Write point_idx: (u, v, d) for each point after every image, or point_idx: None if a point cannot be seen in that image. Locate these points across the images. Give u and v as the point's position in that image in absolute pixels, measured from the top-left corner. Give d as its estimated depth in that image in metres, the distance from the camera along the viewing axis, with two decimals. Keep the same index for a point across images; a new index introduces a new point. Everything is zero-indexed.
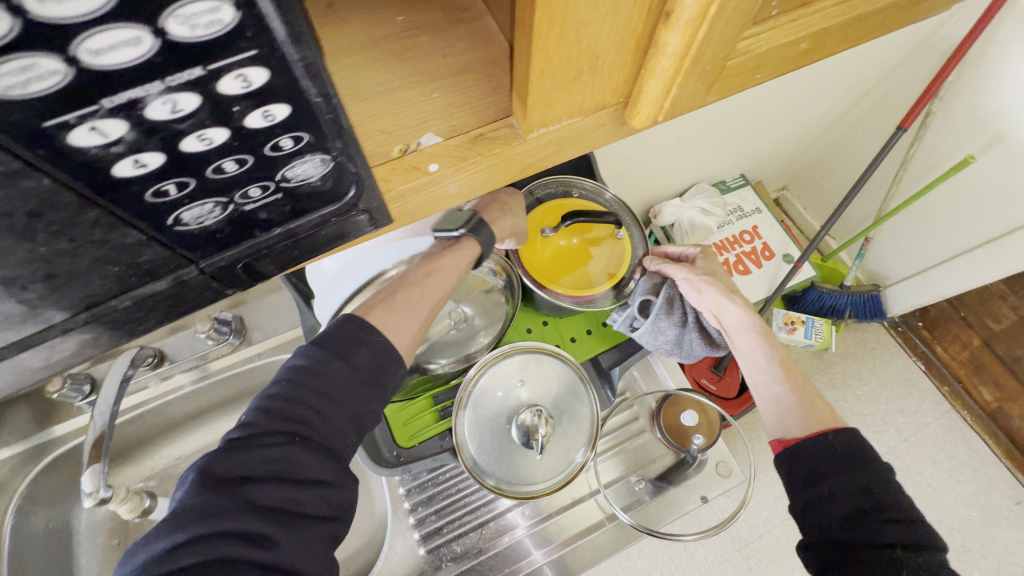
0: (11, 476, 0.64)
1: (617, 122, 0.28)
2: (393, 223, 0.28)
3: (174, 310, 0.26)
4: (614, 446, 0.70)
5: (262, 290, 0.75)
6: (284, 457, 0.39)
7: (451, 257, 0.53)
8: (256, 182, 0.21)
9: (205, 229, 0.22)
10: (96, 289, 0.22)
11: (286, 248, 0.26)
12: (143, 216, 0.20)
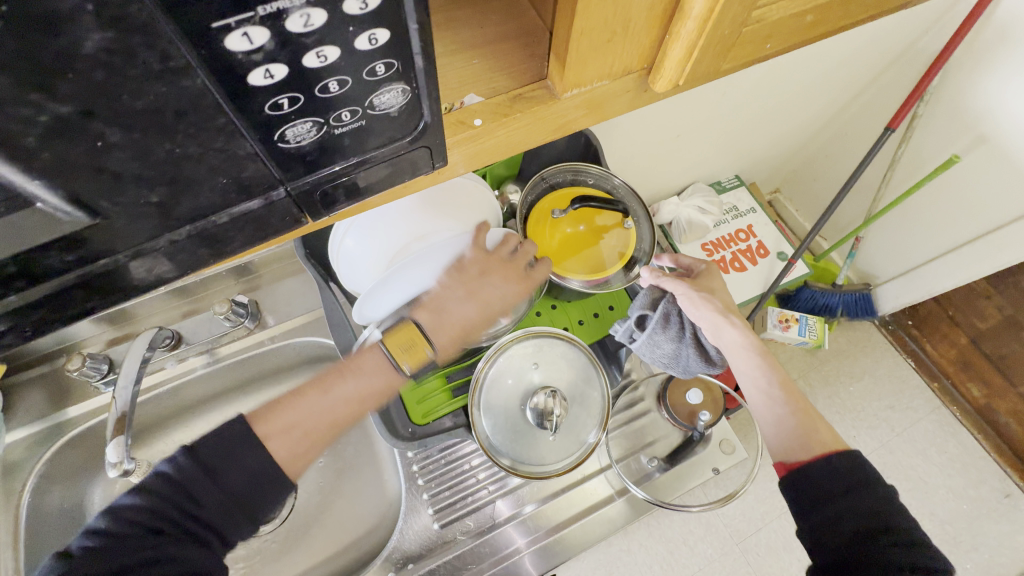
0: (26, 458, 0.65)
1: (640, 89, 0.31)
2: (449, 168, 0.31)
3: (255, 238, 0.28)
4: (622, 424, 0.73)
5: (276, 276, 0.77)
6: (160, 551, 0.37)
7: (375, 380, 0.47)
8: (349, 106, 0.24)
9: (300, 149, 0.24)
10: (204, 200, 0.25)
11: (361, 180, 0.28)
12: (258, 127, 0.23)
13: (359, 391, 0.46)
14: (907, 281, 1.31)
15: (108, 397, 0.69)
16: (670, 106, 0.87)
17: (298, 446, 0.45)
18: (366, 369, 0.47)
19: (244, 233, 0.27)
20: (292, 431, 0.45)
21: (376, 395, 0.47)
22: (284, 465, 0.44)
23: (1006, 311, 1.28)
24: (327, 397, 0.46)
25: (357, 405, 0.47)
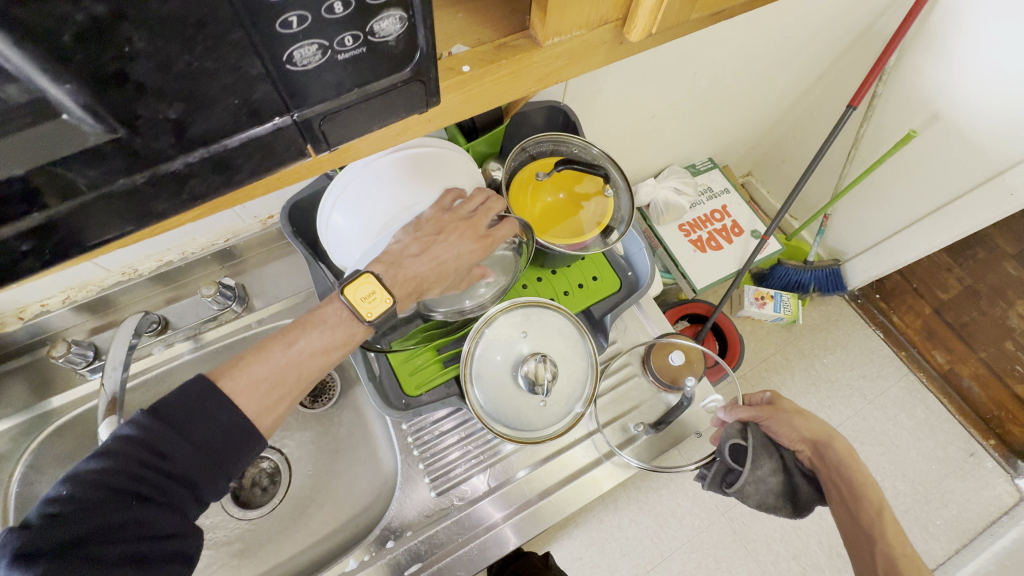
0: (14, 446, 0.65)
1: (616, 40, 0.33)
2: (440, 108, 0.32)
3: (263, 164, 0.29)
4: (611, 391, 0.75)
5: (261, 259, 0.77)
6: (131, 514, 0.38)
7: (337, 331, 0.50)
8: (351, 30, 0.24)
9: (306, 73, 0.25)
10: (215, 122, 0.25)
11: (360, 112, 0.29)
12: (268, 46, 0.23)
13: (321, 343, 0.49)
14: (873, 254, 1.37)
15: (94, 385, 0.69)
16: (646, 87, 0.90)
17: (265, 400, 0.46)
18: (325, 322, 0.50)
19: (249, 162, 0.28)
20: (259, 386, 0.46)
21: (339, 345, 0.50)
22: (252, 417, 0.45)
23: (966, 281, 1.42)
24: (286, 355, 0.48)
25: (320, 356, 0.49)
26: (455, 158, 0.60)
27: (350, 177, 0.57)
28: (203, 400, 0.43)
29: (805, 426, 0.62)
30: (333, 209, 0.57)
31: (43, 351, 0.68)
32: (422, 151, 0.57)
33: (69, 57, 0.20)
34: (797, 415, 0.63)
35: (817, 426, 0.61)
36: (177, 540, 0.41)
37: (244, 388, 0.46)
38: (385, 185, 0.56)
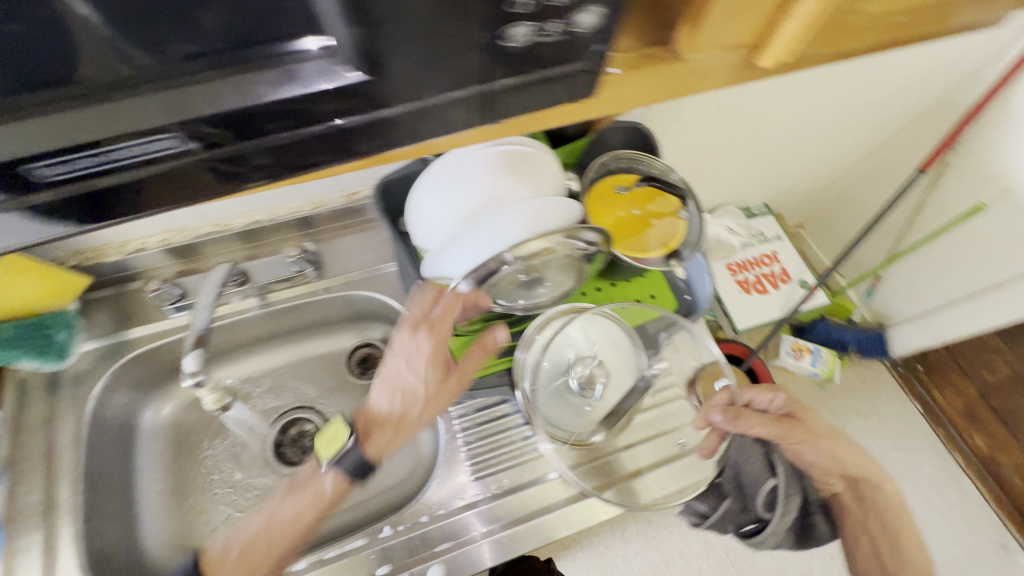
0: (93, 368, 0.69)
1: (745, 64, 0.36)
2: (588, 102, 0.35)
3: (449, 125, 0.33)
4: (654, 407, 0.73)
5: (337, 233, 0.81)
6: None
7: (309, 497, 0.61)
8: (557, 18, 0.28)
9: (512, 50, 0.29)
10: (431, 81, 0.30)
11: (533, 93, 0.33)
12: (492, 24, 0.27)
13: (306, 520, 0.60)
14: (922, 325, 1.34)
15: (169, 323, 0.73)
16: (720, 126, 0.93)
17: (249, 564, 0.57)
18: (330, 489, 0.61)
19: (426, 118, 0.32)
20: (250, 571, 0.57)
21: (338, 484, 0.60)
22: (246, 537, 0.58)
23: (1015, 366, 1.32)
24: (274, 515, 0.60)
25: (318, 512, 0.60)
26: (549, 161, 0.63)
27: (452, 164, 0.61)
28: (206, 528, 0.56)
29: (843, 462, 0.59)
30: (428, 192, 0.62)
31: (131, 286, 0.74)
32: (521, 151, 0.61)
33: (348, 5, 0.25)
34: (840, 441, 0.61)
35: (852, 462, 0.59)
36: None
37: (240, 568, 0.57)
38: (483, 176, 0.60)
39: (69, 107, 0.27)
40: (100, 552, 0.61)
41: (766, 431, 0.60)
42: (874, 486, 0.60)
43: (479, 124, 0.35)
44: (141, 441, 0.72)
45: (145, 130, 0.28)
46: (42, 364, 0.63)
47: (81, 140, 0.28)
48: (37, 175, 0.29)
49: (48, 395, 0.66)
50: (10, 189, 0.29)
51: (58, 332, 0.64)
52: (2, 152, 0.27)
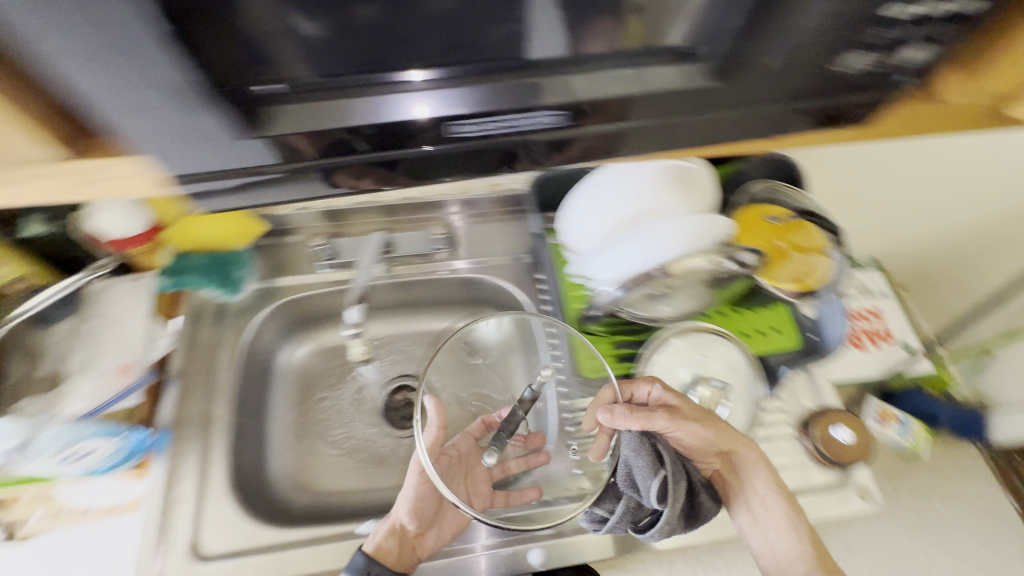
0: (252, 305, 0.77)
1: (998, 112, 0.40)
2: (854, 129, 0.41)
3: (744, 131, 0.40)
4: (765, 439, 0.73)
5: (473, 221, 0.86)
6: None
7: None
8: (889, 57, 0.34)
9: (838, 75, 0.36)
10: (755, 92, 0.37)
11: (826, 114, 0.39)
12: (836, 56, 0.34)
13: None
14: None
15: (317, 277, 0.80)
16: None
17: None
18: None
19: (721, 124, 0.39)
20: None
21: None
22: None
23: None
24: None
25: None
26: (705, 178, 0.64)
27: (615, 172, 0.63)
28: None
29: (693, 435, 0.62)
30: (586, 196, 0.64)
31: (288, 239, 0.82)
32: (684, 167, 0.63)
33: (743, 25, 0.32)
34: (739, 441, 0.64)
35: (721, 437, 0.63)
36: None
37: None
38: (644, 188, 0.62)
39: (493, 80, 0.34)
40: (239, 472, 0.68)
41: (687, 433, 0.62)
42: (759, 481, 0.63)
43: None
44: (276, 380, 0.79)
45: (540, 105, 0.35)
46: (223, 295, 0.72)
47: (490, 108, 0.35)
48: (445, 130, 0.36)
49: (215, 325, 0.75)
50: (422, 140, 0.36)
51: (237, 269, 0.73)
52: (439, 108, 0.35)
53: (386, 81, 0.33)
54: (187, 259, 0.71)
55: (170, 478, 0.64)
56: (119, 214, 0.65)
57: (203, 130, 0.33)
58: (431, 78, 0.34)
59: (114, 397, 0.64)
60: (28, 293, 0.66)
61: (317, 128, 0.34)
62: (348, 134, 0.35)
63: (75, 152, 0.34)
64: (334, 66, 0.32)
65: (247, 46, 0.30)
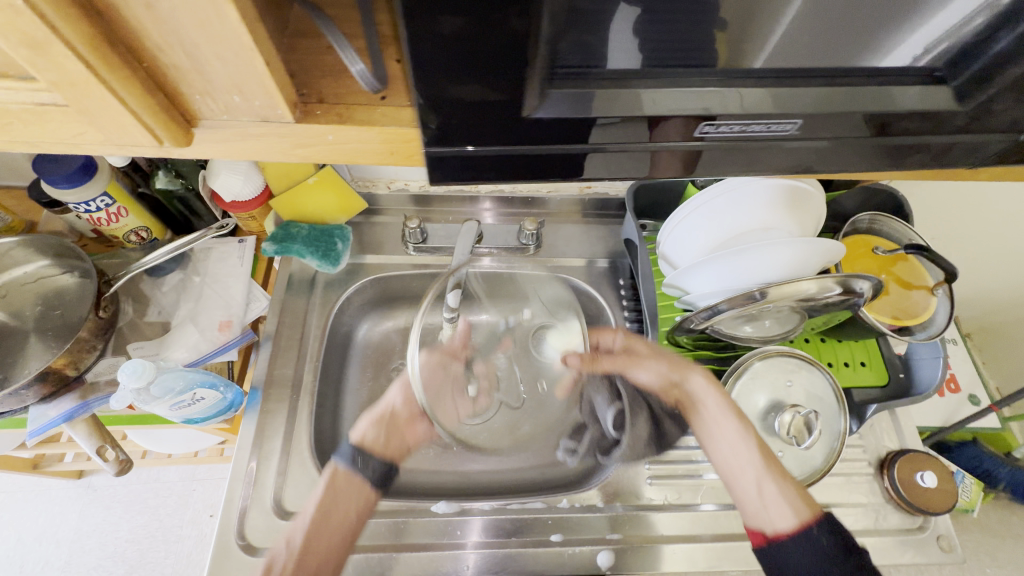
0: (343, 279, 0.80)
1: None
2: None
3: (946, 159, 0.38)
4: (842, 474, 0.71)
5: (557, 221, 0.87)
6: None
7: (348, 499, 0.58)
8: None
9: None
10: (981, 120, 0.35)
11: None
12: None
13: (330, 524, 0.56)
14: None
15: (403, 259, 0.82)
16: None
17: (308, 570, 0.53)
18: (346, 488, 0.58)
19: (932, 151, 0.38)
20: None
21: (357, 492, 0.58)
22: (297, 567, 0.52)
23: None
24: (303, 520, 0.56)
25: (337, 518, 0.56)
26: (816, 202, 0.63)
27: (727, 189, 0.62)
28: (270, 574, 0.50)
29: (651, 366, 0.67)
30: (693, 211, 0.64)
31: (378, 219, 0.84)
32: (797, 189, 0.61)
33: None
34: (688, 367, 0.66)
35: (674, 363, 0.67)
36: None
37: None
38: (754, 208, 0.61)
39: (758, 84, 0.33)
40: (319, 437, 0.70)
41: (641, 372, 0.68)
42: (716, 406, 0.64)
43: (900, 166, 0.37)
44: (352, 352, 0.82)
45: (791, 113, 0.34)
46: (321, 265, 0.74)
47: (746, 111, 0.33)
48: (692, 129, 0.34)
49: (306, 293, 0.78)
50: (660, 137, 0.35)
51: (338, 242, 0.75)
52: (696, 105, 0.33)
53: (660, 73, 0.32)
54: (291, 228, 0.74)
55: (260, 434, 0.66)
56: (238, 176, 0.68)
57: (465, 107, 0.30)
58: (670, 77, 0.32)
59: (218, 350, 0.68)
60: (141, 245, 0.72)
61: (576, 115, 0.32)
62: (597, 125, 0.33)
63: (301, 116, 0.30)
64: (616, 55, 0.30)
65: (565, 21, 0.28)
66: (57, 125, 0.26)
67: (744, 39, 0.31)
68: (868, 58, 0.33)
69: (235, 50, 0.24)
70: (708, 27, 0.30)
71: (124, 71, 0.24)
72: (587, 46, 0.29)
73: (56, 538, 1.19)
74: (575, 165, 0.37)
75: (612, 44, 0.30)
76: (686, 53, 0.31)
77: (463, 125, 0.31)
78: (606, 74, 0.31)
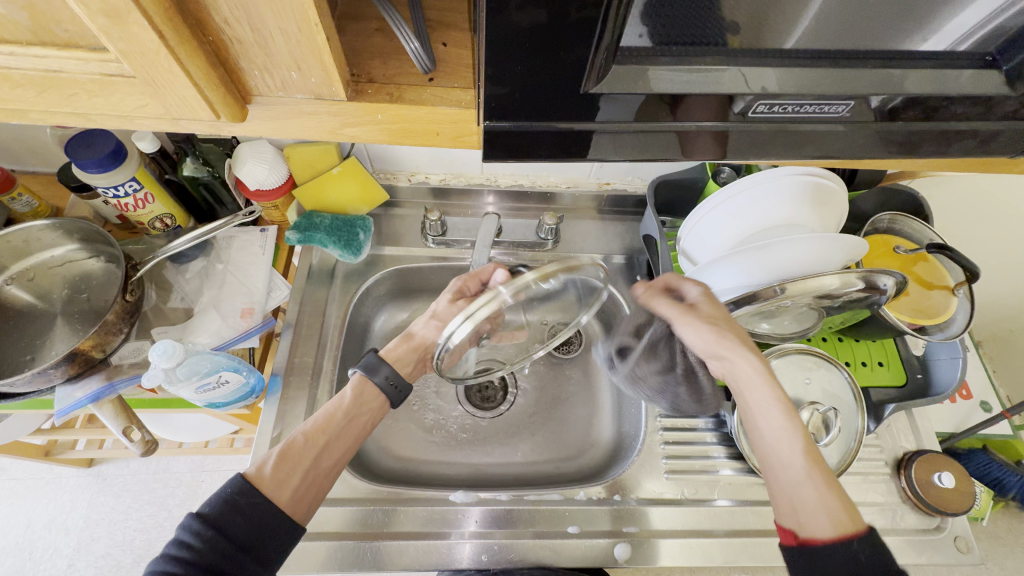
0: (363, 270, 0.80)
1: None
2: None
3: (993, 150, 0.38)
4: (858, 473, 0.71)
5: (575, 217, 0.88)
6: (246, 505, 0.47)
7: (361, 410, 0.58)
8: None
9: None
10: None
11: None
12: None
13: (348, 431, 0.56)
14: None
15: (422, 252, 0.82)
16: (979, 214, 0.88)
17: (306, 484, 0.52)
18: (367, 399, 0.58)
19: (976, 144, 0.37)
20: (294, 479, 0.51)
21: (375, 399, 0.59)
22: (298, 481, 0.51)
23: None
24: (307, 426, 0.55)
25: (357, 423, 0.57)
26: (838, 198, 0.63)
27: (748, 187, 0.62)
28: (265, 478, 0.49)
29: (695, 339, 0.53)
30: (714, 207, 0.64)
31: (398, 212, 0.85)
32: (819, 185, 0.61)
33: None
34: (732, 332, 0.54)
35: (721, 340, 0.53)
36: (277, 551, 0.47)
37: (281, 480, 0.50)
38: (776, 204, 0.61)
39: (817, 64, 0.32)
40: None
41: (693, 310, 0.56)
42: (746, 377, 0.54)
43: (937, 153, 0.38)
44: (369, 343, 0.82)
45: (850, 94, 0.33)
46: (342, 254, 0.75)
47: (804, 91, 0.32)
48: (748, 108, 0.33)
49: (326, 283, 0.78)
50: (714, 117, 0.33)
51: (358, 233, 0.76)
52: (749, 87, 0.32)
53: (719, 50, 0.30)
54: (314, 217, 0.75)
55: (280, 420, 0.67)
56: (264, 165, 0.68)
57: (516, 84, 0.30)
58: (723, 58, 0.31)
59: (240, 337, 0.68)
60: (166, 232, 0.73)
61: (631, 93, 0.31)
62: (652, 103, 0.32)
63: (353, 95, 0.31)
64: (668, 35, 0.30)
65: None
66: (122, 97, 0.27)
67: (799, 27, 0.30)
68: (930, 41, 0.32)
69: (297, 25, 0.25)
70: (768, 7, 0.29)
71: (190, 42, 0.25)
72: (643, 21, 0.28)
73: (65, 525, 1.19)
74: (623, 147, 0.36)
75: (670, 19, 0.29)
76: (743, 27, 0.30)
77: (517, 100, 0.31)
78: (664, 49, 0.30)
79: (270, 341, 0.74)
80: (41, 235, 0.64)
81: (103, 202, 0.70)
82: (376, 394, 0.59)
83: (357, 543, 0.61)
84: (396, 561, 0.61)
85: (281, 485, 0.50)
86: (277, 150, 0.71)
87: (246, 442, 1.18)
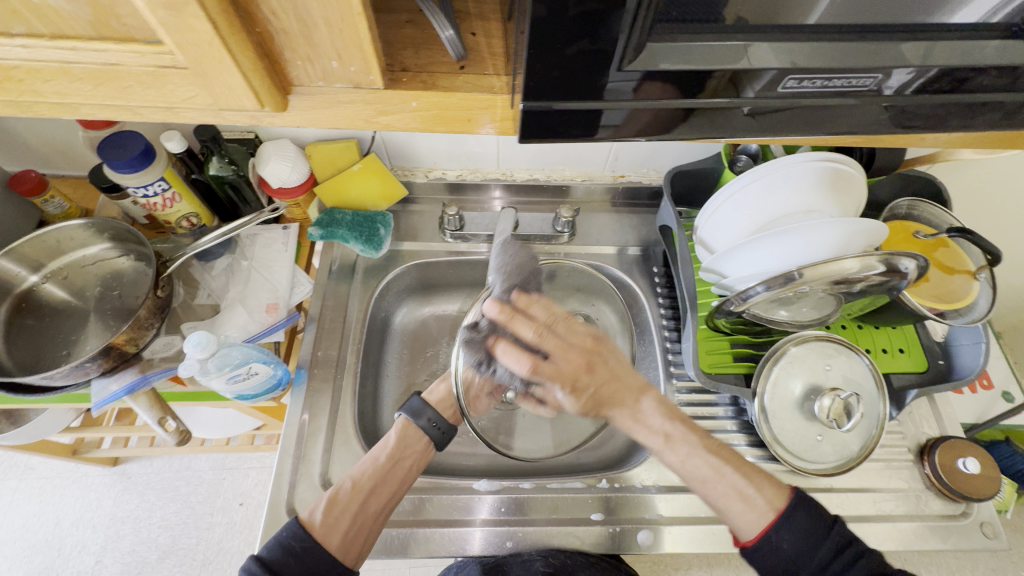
0: (383, 265, 0.82)
1: None
2: None
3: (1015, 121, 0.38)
4: (881, 459, 0.71)
5: (591, 210, 0.88)
6: (301, 552, 0.52)
7: (405, 453, 0.64)
8: None
9: None
10: None
11: None
12: None
13: (392, 474, 0.61)
14: None
15: (439, 246, 0.83)
16: (999, 202, 0.87)
17: (354, 531, 0.56)
18: (411, 441, 0.65)
19: (994, 118, 0.37)
20: (342, 525, 0.55)
21: (418, 441, 0.65)
22: (346, 528, 0.55)
23: None
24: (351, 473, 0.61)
25: (401, 465, 0.63)
26: (856, 182, 0.63)
27: (762, 174, 0.63)
28: (316, 526, 0.54)
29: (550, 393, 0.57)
30: (726, 199, 0.65)
31: (416, 210, 0.86)
32: (838, 169, 0.61)
33: None
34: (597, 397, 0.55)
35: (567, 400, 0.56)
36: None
37: (331, 526, 0.55)
38: (792, 189, 0.62)
39: (841, 37, 0.32)
40: (360, 417, 0.72)
41: (563, 358, 0.54)
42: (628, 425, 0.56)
43: (963, 126, 0.38)
44: (390, 337, 0.84)
45: (875, 67, 0.33)
46: (364, 250, 0.76)
47: (829, 64, 0.33)
48: (776, 82, 0.34)
49: (347, 279, 0.80)
50: (734, 98, 0.34)
51: (379, 228, 0.77)
52: (769, 64, 0.32)
53: (742, 28, 0.31)
54: (335, 214, 0.76)
55: (305, 412, 0.69)
56: (286, 163, 0.70)
57: (545, 71, 0.31)
58: (744, 38, 0.32)
59: (266, 330, 0.70)
60: (192, 231, 0.75)
61: (663, 71, 0.32)
62: (675, 84, 0.33)
63: (389, 83, 0.33)
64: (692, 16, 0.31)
65: None
66: (174, 87, 0.30)
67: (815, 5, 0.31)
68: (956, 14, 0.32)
69: (340, 13, 0.27)
70: None
71: (240, 33, 0.26)
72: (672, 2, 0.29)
73: (92, 523, 1.22)
74: (646, 126, 0.37)
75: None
76: (761, 9, 0.31)
77: (549, 82, 0.32)
78: (697, 25, 0.31)
79: (294, 336, 0.76)
80: (73, 235, 0.66)
81: (132, 203, 0.72)
82: (417, 433, 0.65)
83: (384, 531, 0.63)
84: (420, 548, 0.62)
85: (331, 536, 0.54)
86: (299, 149, 0.73)
87: (265, 439, 1.20)
